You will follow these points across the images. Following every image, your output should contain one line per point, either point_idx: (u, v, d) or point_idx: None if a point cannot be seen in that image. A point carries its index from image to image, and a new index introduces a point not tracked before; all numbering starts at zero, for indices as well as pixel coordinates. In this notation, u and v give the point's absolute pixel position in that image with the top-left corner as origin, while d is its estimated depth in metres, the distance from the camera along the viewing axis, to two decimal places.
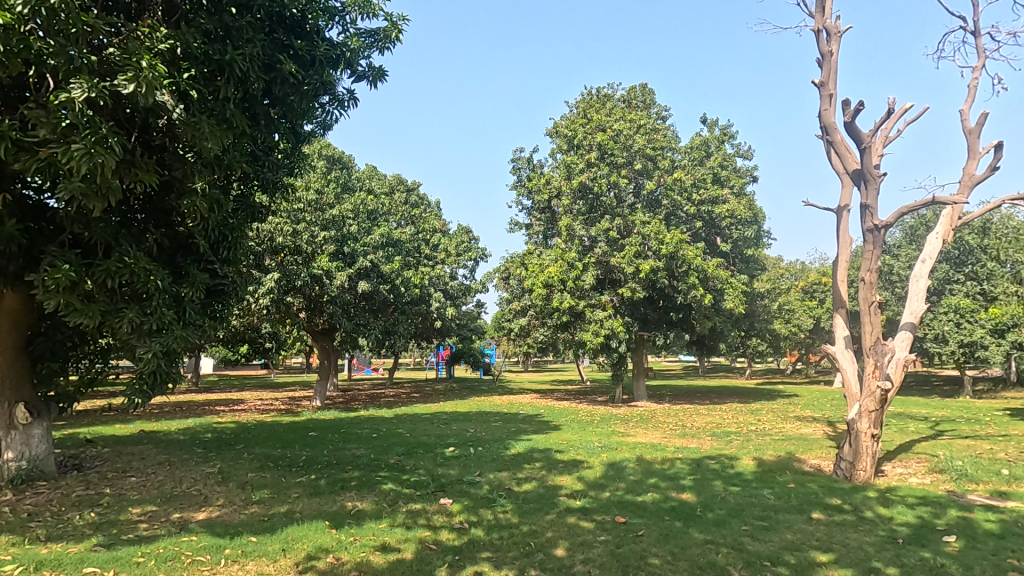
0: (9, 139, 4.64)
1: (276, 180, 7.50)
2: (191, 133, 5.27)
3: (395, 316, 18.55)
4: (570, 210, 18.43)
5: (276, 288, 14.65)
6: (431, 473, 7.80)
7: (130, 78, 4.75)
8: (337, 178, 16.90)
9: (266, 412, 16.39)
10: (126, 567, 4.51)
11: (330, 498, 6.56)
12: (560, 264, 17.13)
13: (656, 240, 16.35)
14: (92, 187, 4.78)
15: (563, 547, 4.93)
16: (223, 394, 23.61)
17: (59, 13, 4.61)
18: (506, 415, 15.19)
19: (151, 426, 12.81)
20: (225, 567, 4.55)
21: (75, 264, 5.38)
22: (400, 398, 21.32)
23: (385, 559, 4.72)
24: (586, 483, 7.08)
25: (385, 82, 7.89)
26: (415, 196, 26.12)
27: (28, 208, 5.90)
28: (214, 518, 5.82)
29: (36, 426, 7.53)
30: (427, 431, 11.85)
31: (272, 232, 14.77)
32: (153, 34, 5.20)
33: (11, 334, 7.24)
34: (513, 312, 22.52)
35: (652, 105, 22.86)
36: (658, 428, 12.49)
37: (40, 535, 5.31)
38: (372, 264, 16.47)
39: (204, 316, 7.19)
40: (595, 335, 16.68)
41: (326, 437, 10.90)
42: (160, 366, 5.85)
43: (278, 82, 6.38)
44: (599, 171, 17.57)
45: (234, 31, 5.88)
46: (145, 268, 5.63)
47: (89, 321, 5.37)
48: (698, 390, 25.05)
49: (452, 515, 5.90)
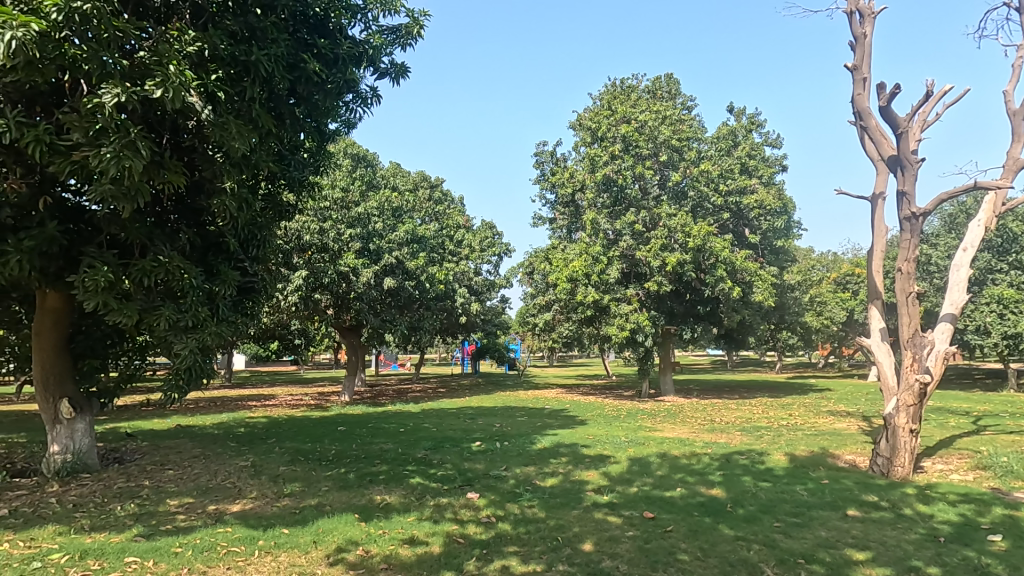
0: (46, 143, 4.80)
1: (301, 179, 7.66)
2: (220, 134, 5.35)
3: (421, 312, 18.76)
4: (594, 204, 18.33)
5: (304, 286, 15.00)
6: (458, 468, 7.85)
7: (158, 83, 4.83)
8: (362, 176, 17.16)
9: (296, 407, 16.66)
10: (165, 557, 4.65)
11: (359, 492, 6.64)
12: (584, 258, 16.98)
13: (683, 233, 16.09)
14: (123, 190, 4.90)
15: (590, 542, 4.90)
16: (256, 390, 24.16)
17: (91, 18, 4.64)
18: (531, 410, 15.07)
19: (187, 422, 13.03)
20: (259, 558, 4.66)
21: (111, 265, 5.58)
22: (427, 394, 21.40)
23: (413, 552, 4.77)
24: (611, 478, 7.05)
25: (408, 78, 7.91)
26: (438, 193, 26.31)
27: (68, 210, 6.15)
28: (249, 511, 5.96)
29: (80, 421, 7.79)
30: (453, 425, 11.96)
31: (300, 230, 15.21)
32: (182, 37, 5.32)
33: (54, 332, 7.53)
34: (538, 307, 22.53)
35: (678, 96, 22.44)
36: (685, 423, 12.25)
37: (84, 525, 5.52)
38: (398, 261, 16.60)
39: (236, 314, 7.33)
40: (620, 329, 16.32)
41: (355, 431, 11.10)
42: (195, 363, 5.97)
43: (303, 81, 6.45)
44: (624, 163, 17.55)
45: (259, 31, 5.88)
46: (179, 267, 5.81)
47: (127, 320, 5.57)
48: (726, 388, 23.01)
49: (478, 509, 5.94)
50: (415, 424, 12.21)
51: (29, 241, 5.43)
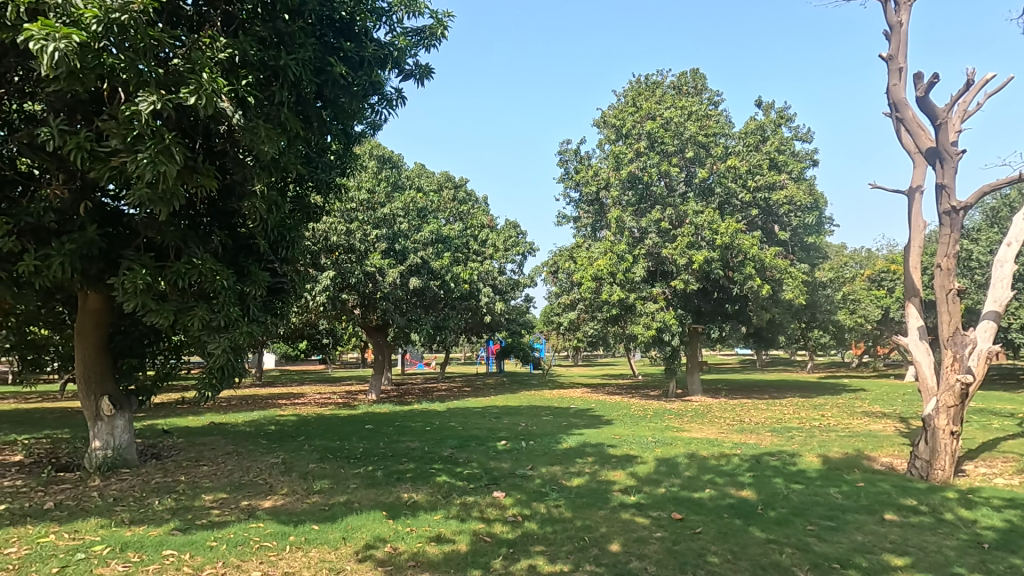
0: (87, 150, 4.97)
1: (329, 181, 7.78)
2: (250, 138, 5.45)
3: (446, 311, 18.91)
4: (618, 202, 18.21)
5: (331, 286, 15.22)
6: (484, 467, 7.88)
7: (191, 90, 4.95)
8: (387, 177, 17.37)
9: (325, 406, 16.94)
10: (201, 551, 4.78)
11: (387, 490, 6.72)
12: (609, 256, 16.86)
13: (710, 230, 15.83)
14: (158, 194, 5.05)
15: (618, 543, 4.86)
16: (286, 389, 24.67)
17: (129, 28, 4.77)
18: (557, 410, 15.03)
19: (220, 420, 13.38)
20: (290, 553, 4.75)
21: (148, 267, 5.76)
22: (453, 393, 21.53)
23: (440, 550, 4.80)
24: (638, 479, 6.98)
25: (432, 79, 7.96)
26: (462, 193, 26.45)
27: (107, 214, 6.37)
28: (280, 507, 6.08)
29: (119, 417, 8.06)
30: (478, 424, 12.00)
31: (327, 231, 15.47)
32: (213, 44, 5.45)
33: (95, 332, 7.81)
34: (562, 306, 22.46)
35: (704, 91, 22.09)
36: (713, 423, 12.06)
37: (125, 518, 5.71)
38: (423, 261, 16.74)
39: (267, 314, 7.49)
40: (646, 328, 16.13)
41: (382, 430, 11.24)
42: (228, 362, 6.12)
43: (330, 84, 6.54)
44: (649, 160, 17.36)
45: (287, 36, 5.98)
46: (212, 268, 5.96)
47: (163, 320, 5.74)
48: (756, 387, 22.58)
49: (505, 507, 5.95)
50: (441, 423, 12.29)
51: (70, 244, 5.63)
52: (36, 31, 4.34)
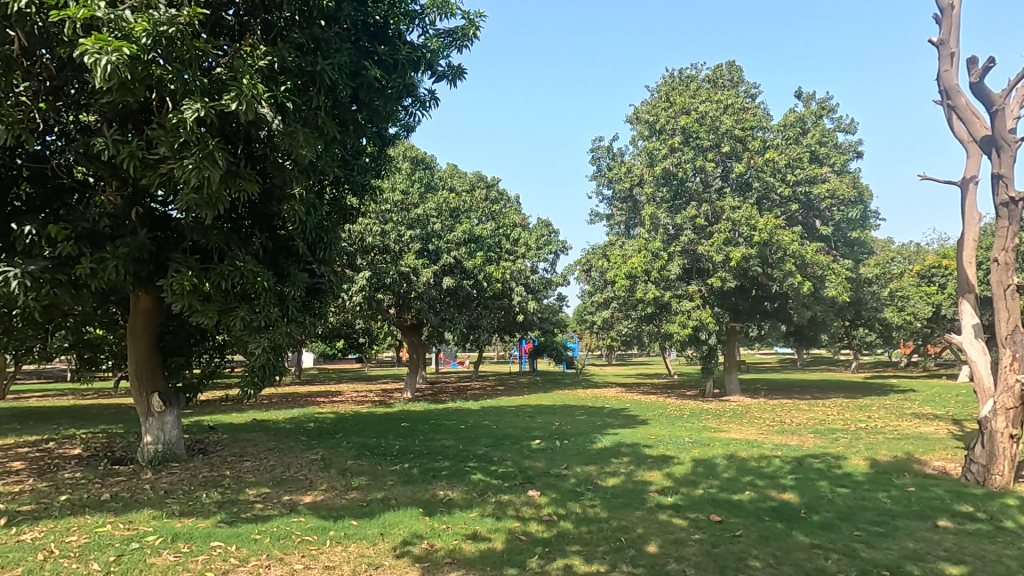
0: (138, 158, 5.20)
1: (364, 183, 7.92)
2: (289, 143, 5.60)
3: (479, 310, 19.04)
4: (652, 198, 17.99)
5: (367, 286, 15.46)
6: (518, 465, 7.89)
7: (233, 97, 5.11)
8: (421, 178, 17.59)
9: (362, 403, 17.29)
10: (246, 543, 4.94)
11: (423, 487, 6.80)
12: (644, 254, 16.66)
13: (748, 226, 15.45)
14: (203, 198, 5.24)
15: (655, 544, 4.79)
16: (325, 386, 25.28)
17: (175, 40, 4.95)
18: (591, 409, 14.93)
19: (262, 416, 13.82)
20: (330, 548, 4.86)
21: (194, 269, 5.99)
22: (487, 392, 21.67)
23: (476, 547, 4.83)
24: (675, 480, 6.86)
25: (464, 80, 8.00)
26: (494, 192, 26.58)
27: (156, 219, 6.65)
28: (319, 502, 6.23)
29: (169, 413, 8.39)
30: (512, 423, 12.03)
31: (363, 232, 15.78)
32: (254, 52, 5.61)
33: (145, 331, 8.16)
34: (596, 305, 22.30)
35: (741, 83, 21.58)
36: (753, 424, 11.77)
37: (175, 510, 5.96)
38: (456, 260, 16.88)
39: (306, 314, 7.68)
40: (682, 326, 15.84)
41: (418, 427, 11.38)
42: (269, 361, 6.30)
43: (365, 88, 6.66)
44: (684, 155, 17.04)
45: (324, 42, 6.12)
46: (253, 270, 6.14)
47: (208, 321, 5.95)
48: (797, 387, 21.91)
49: (540, 506, 5.94)
50: (475, 421, 12.37)
51: (123, 248, 5.90)
52: (91, 45, 4.56)
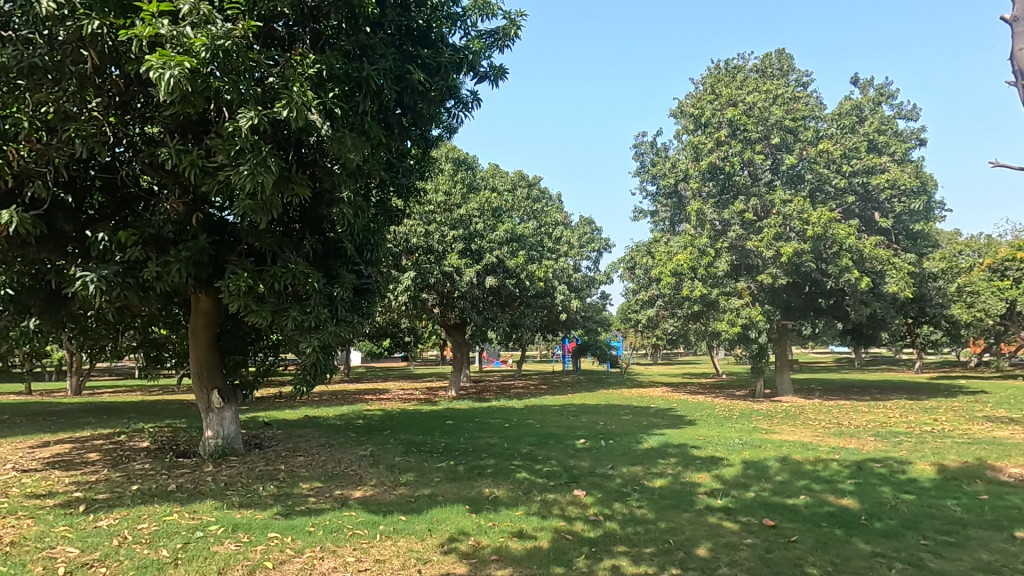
0: (198, 166, 5.47)
1: (409, 185, 8.06)
2: (337, 147, 5.76)
3: (522, 309, 19.10)
4: (698, 193, 17.55)
5: (412, 286, 15.74)
6: (563, 465, 7.86)
7: (285, 104, 5.29)
8: (463, 179, 17.80)
9: (408, 401, 17.65)
10: (300, 535, 5.13)
11: (469, 484, 6.87)
12: (690, 251, 16.27)
13: (800, 220, 14.87)
14: (258, 203, 5.46)
15: (705, 548, 4.68)
16: (372, 384, 25.94)
17: (231, 53, 5.16)
18: (636, 409, 14.72)
19: (314, 413, 14.31)
20: (380, 542, 4.98)
21: (249, 272, 6.25)
22: (530, 391, 21.70)
23: (523, 546, 4.84)
24: (725, 482, 6.68)
25: (506, 80, 8.03)
26: (536, 191, 26.60)
27: (215, 224, 6.98)
28: (369, 497, 6.40)
29: (227, 409, 8.79)
30: (556, 422, 12.00)
31: (407, 233, 16.08)
32: (304, 61, 5.80)
33: (206, 331, 8.59)
34: (640, 303, 21.98)
35: (791, 72, 20.82)
36: (808, 426, 11.32)
37: (235, 502, 6.25)
38: (498, 260, 16.97)
39: (354, 314, 7.89)
40: (730, 325, 15.38)
41: (463, 425, 11.51)
42: (319, 359, 6.50)
43: (409, 91, 6.79)
44: (731, 149, 16.56)
45: (369, 48, 6.28)
46: (304, 271, 6.35)
47: (263, 321, 6.20)
48: (855, 388, 20.94)
49: (586, 506, 5.90)
50: (519, 420, 12.42)
51: (185, 252, 6.21)
52: (155, 61, 4.81)
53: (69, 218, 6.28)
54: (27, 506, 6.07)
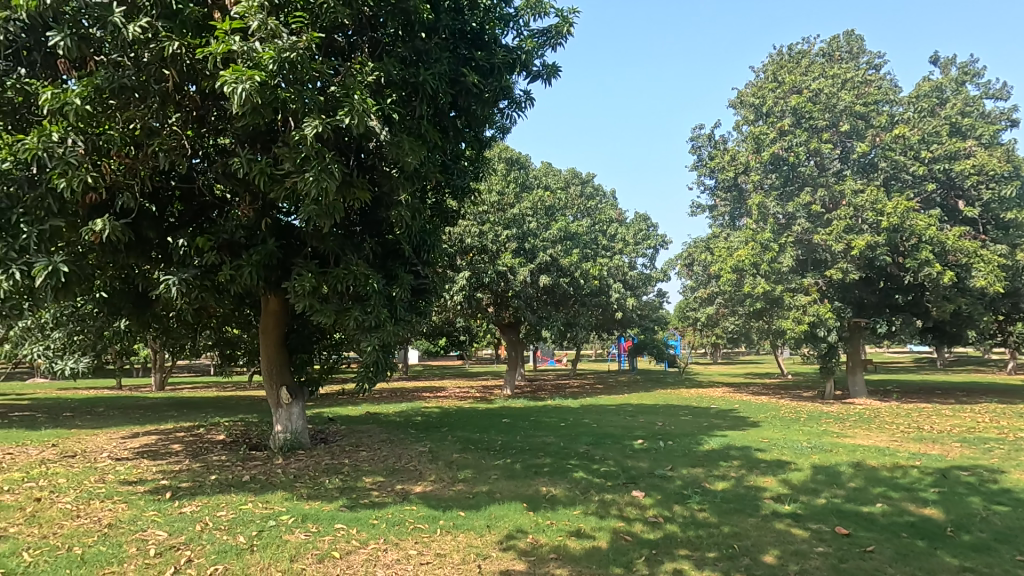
0: (267, 174, 5.77)
1: (463, 186, 8.18)
2: (396, 151, 5.92)
3: (576, 308, 18.99)
4: (760, 186, 16.97)
5: (467, 285, 15.91)
6: (621, 465, 7.76)
7: (347, 112, 5.49)
8: (516, 179, 17.93)
9: (464, 399, 17.95)
10: (365, 527, 5.33)
11: (526, 482, 6.91)
12: (751, 246, 15.48)
13: (873, 211, 14.00)
14: (322, 207, 5.69)
15: (773, 554, 4.50)
16: (429, 382, 26.51)
17: (296, 65, 5.39)
18: (696, 409, 14.32)
19: (374, 410, 14.79)
20: (440, 536, 5.09)
21: (314, 273, 6.53)
22: (586, 390, 21.54)
23: (581, 545, 4.82)
24: (793, 487, 6.39)
25: (559, 78, 8.00)
26: (590, 188, 26.40)
27: (282, 229, 7.33)
28: (429, 492, 6.55)
29: (295, 405, 9.21)
30: (613, 422, 11.85)
31: (462, 234, 16.27)
32: (363, 69, 5.99)
33: (275, 331, 9.03)
34: (699, 301, 21.37)
35: (862, 54, 19.71)
36: (885, 430, 10.65)
37: (304, 493, 6.56)
38: (552, 259, 16.95)
39: (412, 313, 8.09)
40: (797, 323, 14.64)
41: (518, 424, 11.59)
42: (379, 358, 6.70)
43: (463, 94, 6.89)
44: (795, 138, 15.87)
45: (425, 54, 6.43)
46: (364, 272, 6.56)
47: (327, 320, 6.46)
48: (937, 391, 19.52)
49: (645, 508, 5.80)
50: (575, 419, 12.36)
51: (256, 256, 6.55)
52: (228, 77, 5.09)
53: (153, 226, 6.76)
54: (121, 491, 6.60)
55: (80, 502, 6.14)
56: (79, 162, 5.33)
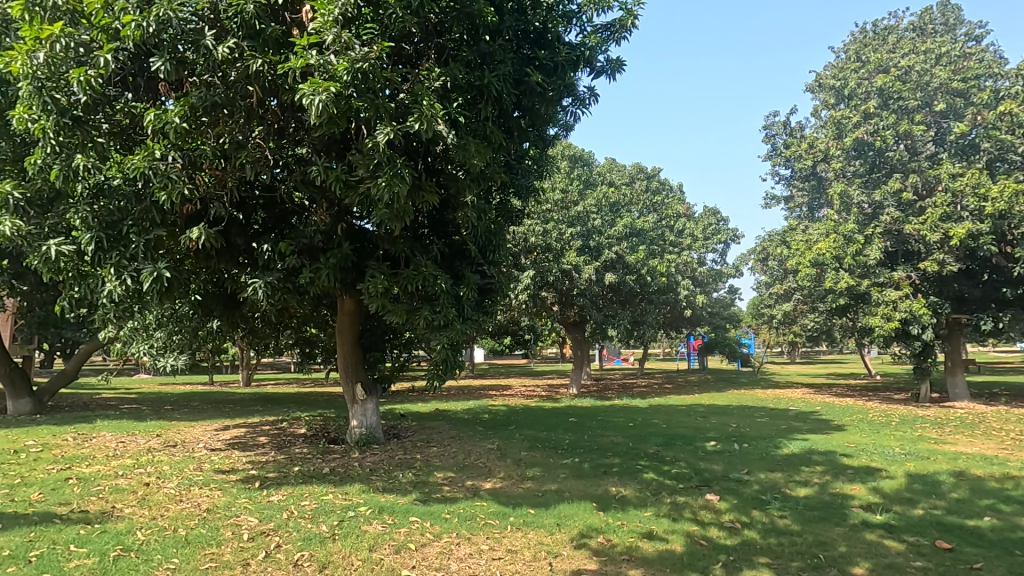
0: (342, 180, 6.03)
1: (528, 185, 8.21)
2: (463, 154, 6.04)
3: (643, 306, 18.59)
4: (842, 173, 15.85)
5: (531, 284, 15.83)
6: (694, 467, 7.52)
7: (416, 117, 5.65)
8: (580, 176, 17.85)
9: (530, 397, 18.02)
10: (438, 521, 5.47)
11: (595, 482, 6.85)
12: (833, 238, 14.68)
13: (975, 195, 12.79)
14: (394, 211, 5.89)
15: (864, 567, 4.22)
16: (495, 380, 26.82)
17: (368, 74, 5.60)
18: (773, 411, 13.64)
19: (443, 407, 15.15)
20: (511, 533, 5.15)
21: (386, 275, 6.77)
22: (654, 389, 21.04)
23: (654, 548, 4.72)
24: (885, 496, 5.95)
25: (624, 72, 7.85)
26: (655, 183, 25.76)
27: (355, 233, 7.65)
28: (498, 489, 6.63)
29: (369, 401, 9.60)
30: (683, 423, 11.51)
31: (526, 233, 16.25)
32: (431, 75, 6.14)
33: (350, 330, 9.45)
34: (775, 297, 20.34)
35: (960, 24, 18.07)
36: (992, 437, 9.70)
37: (379, 486, 6.82)
38: (618, 256, 16.70)
39: (479, 312, 8.22)
40: (886, 320, 13.53)
41: (586, 423, 11.50)
42: (448, 356, 6.87)
43: (527, 94, 6.93)
44: (882, 121, 14.74)
45: (489, 56, 6.51)
46: (433, 273, 6.74)
47: (399, 320, 6.68)
48: None
49: (720, 512, 5.59)
50: (643, 419, 12.11)
51: (333, 259, 6.87)
52: (307, 89, 5.36)
53: (241, 233, 7.24)
54: (216, 479, 7.14)
55: (181, 488, 6.70)
56: (177, 176, 5.81)
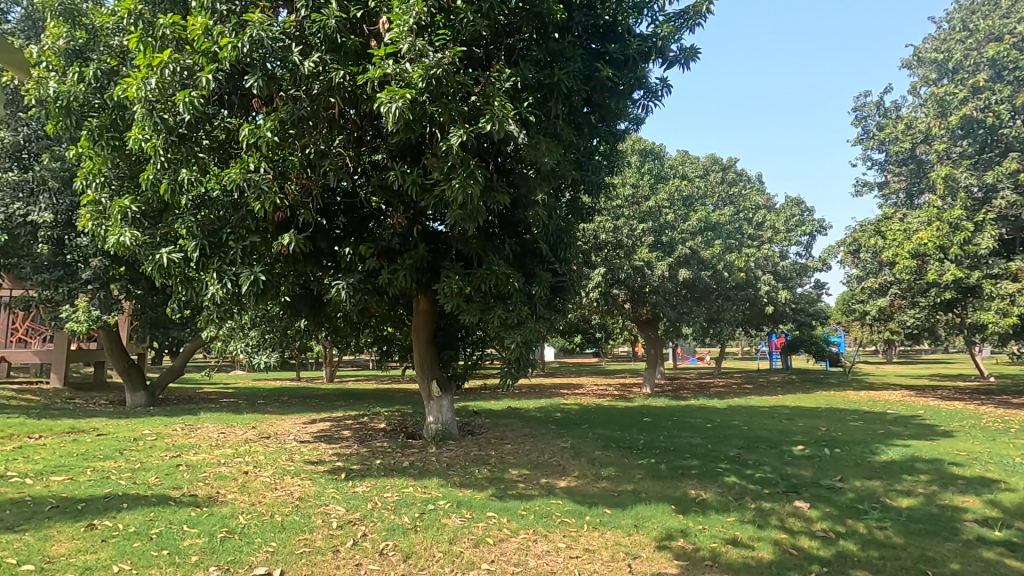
0: (417, 184, 6.23)
1: (599, 181, 8.12)
2: (534, 153, 6.07)
3: (720, 303, 17.84)
4: (946, 155, 14.47)
5: (603, 282, 15.63)
6: (780, 472, 7.13)
7: (488, 119, 5.74)
8: (651, 170, 17.45)
9: (602, 396, 17.78)
10: (515, 517, 5.53)
11: (673, 484, 6.66)
12: (935, 227, 13.40)
13: None
14: (467, 212, 6.02)
15: None
16: (566, 379, 26.71)
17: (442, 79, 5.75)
18: (868, 414, 12.67)
19: (515, 405, 15.28)
20: (588, 532, 5.12)
21: (460, 275, 6.93)
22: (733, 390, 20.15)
23: (739, 554, 4.53)
24: (1005, 510, 5.37)
25: (698, 60, 7.58)
26: (732, 174, 24.63)
27: (430, 234, 7.87)
28: (574, 487, 6.61)
29: (444, 398, 9.85)
30: (767, 425, 10.93)
31: (596, 230, 15.97)
32: (501, 76, 6.21)
33: (425, 329, 9.73)
34: (868, 292, 18.87)
35: None
36: None
37: (456, 481, 6.99)
38: (692, 251, 16.14)
39: (551, 310, 8.22)
40: (1002, 315, 12.21)
41: (661, 423, 11.19)
42: (522, 354, 6.92)
43: (598, 89, 6.85)
44: (994, 95, 13.29)
45: (559, 54, 6.49)
46: (506, 272, 6.81)
47: (473, 318, 6.81)
48: None
49: (811, 520, 5.27)
50: (723, 420, 11.63)
51: (409, 260, 7.12)
52: (384, 98, 5.57)
53: (324, 238, 7.65)
54: (306, 470, 7.60)
55: (276, 477, 7.19)
56: (268, 187, 6.23)
